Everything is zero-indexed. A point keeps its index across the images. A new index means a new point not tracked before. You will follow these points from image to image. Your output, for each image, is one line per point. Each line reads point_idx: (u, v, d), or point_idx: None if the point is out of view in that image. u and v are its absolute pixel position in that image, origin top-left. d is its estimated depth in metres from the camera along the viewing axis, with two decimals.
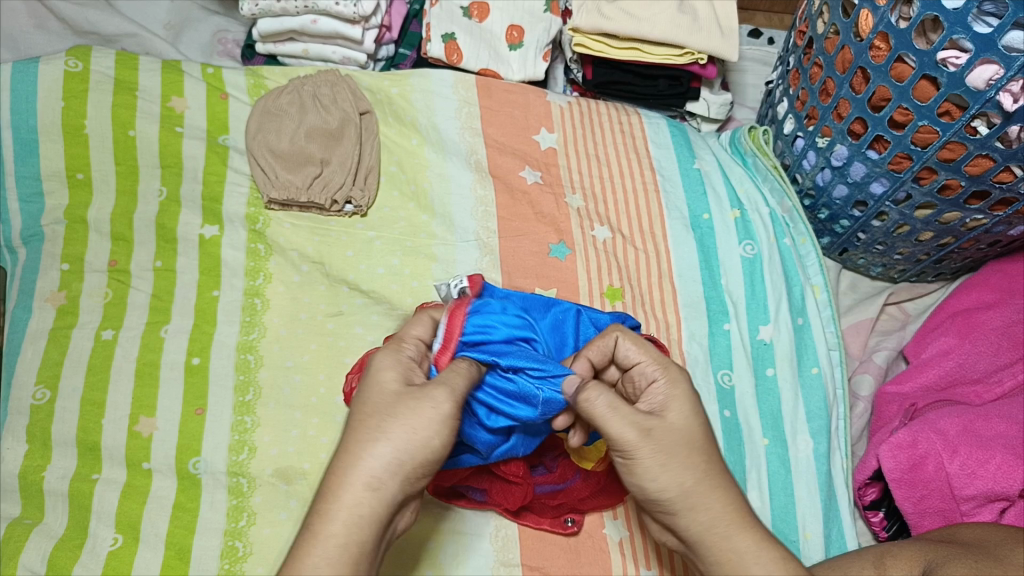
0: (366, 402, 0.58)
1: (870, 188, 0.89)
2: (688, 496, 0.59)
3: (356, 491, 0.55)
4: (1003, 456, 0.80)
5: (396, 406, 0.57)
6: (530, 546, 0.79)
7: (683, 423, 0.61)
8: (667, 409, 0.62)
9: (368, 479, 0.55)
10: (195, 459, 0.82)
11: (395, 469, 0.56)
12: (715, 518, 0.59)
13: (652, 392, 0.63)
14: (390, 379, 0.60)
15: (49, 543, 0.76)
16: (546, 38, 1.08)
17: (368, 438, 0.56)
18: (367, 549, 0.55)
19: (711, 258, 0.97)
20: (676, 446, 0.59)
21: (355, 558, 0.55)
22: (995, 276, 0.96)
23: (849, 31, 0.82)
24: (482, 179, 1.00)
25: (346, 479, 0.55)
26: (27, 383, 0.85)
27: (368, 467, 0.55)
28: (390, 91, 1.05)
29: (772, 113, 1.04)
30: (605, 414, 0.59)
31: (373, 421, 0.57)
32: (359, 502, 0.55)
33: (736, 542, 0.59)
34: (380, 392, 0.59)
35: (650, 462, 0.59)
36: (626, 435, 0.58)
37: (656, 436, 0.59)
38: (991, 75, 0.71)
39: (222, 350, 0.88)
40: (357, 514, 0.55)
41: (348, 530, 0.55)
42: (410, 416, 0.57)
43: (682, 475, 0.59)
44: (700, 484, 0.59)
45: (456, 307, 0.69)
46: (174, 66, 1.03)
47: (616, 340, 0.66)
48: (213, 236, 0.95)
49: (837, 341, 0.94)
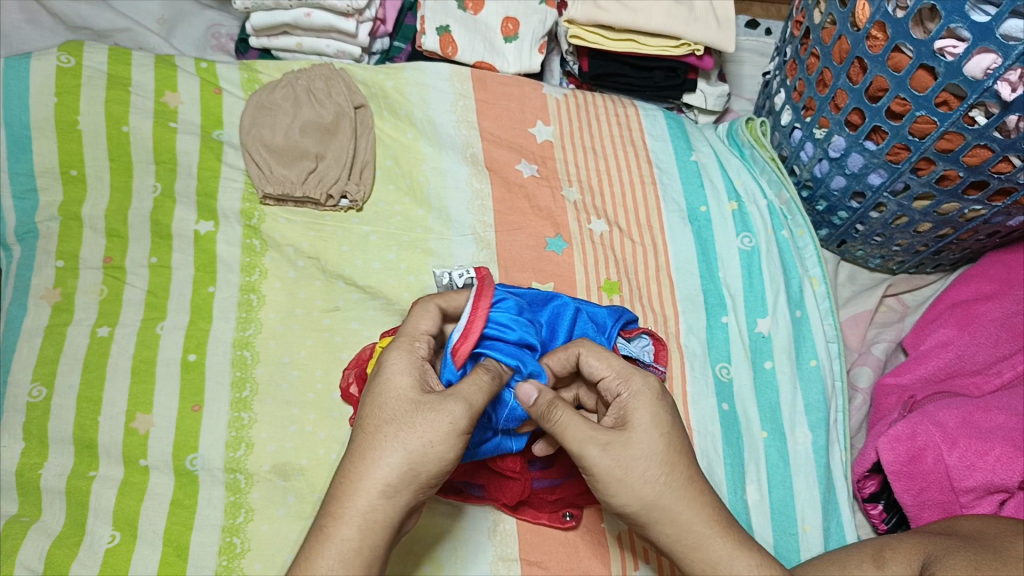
0: (381, 407, 0.59)
1: (867, 179, 0.88)
2: (650, 510, 0.60)
3: (371, 498, 0.57)
4: (1002, 447, 0.79)
5: (410, 416, 0.58)
6: (528, 540, 0.79)
7: (645, 438, 0.60)
8: (629, 422, 0.61)
9: (381, 487, 0.57)
10: (193, 456, 0.82)
11: (408, 479, 0.57)
12: (681, 531, 0.60)
13: (616, 405, 0.63)
14: (406, 385, 0.60)
15: (47, 541, 0.76)
16: (541, 30, 1.07)
17: (381, 447, 0.58)
18: (380, 551, 0.58)
19: (708, 250, 0.97)
20: (634, 462, 0.59)
21: (368, 560, 0.57)
22: (994, 267, 0.95)
23: (846, 21, 0.81)
24: (478, 173, 0.99)
25: (359, 485, 0.57)
26: (23, 380, 0.85)
27: (381, 476, 0.57)
28: (385, 85, 1.04)
29: (769, 105, 1.03)
30: (565, 430, 0.60)
31: (388, 430, 0.58)
32: (374, 509, 0.57)
33: (707, 552, 0.60)
34: (396, 397, 0.60)
35: (607, 477, 0.59)
36: (586, 450, 0.59)
37: (614, 450, 0.59)
38: (989, 64, 0.70)
39: (218, 346, 0.88)
40: (370, 520, 0.57)
41: (362, 534, 0.57)
42: (425, 429, 0.58)
43: (637, 492, 0.60)
44: (659, 500, 0.60)
45: (482, 291, 0.66)
46: (168, 61, 1.02)
47: (578, 355, 0.65)
48: (208, 231, 0.94)
49: (835, 333, 0.93)
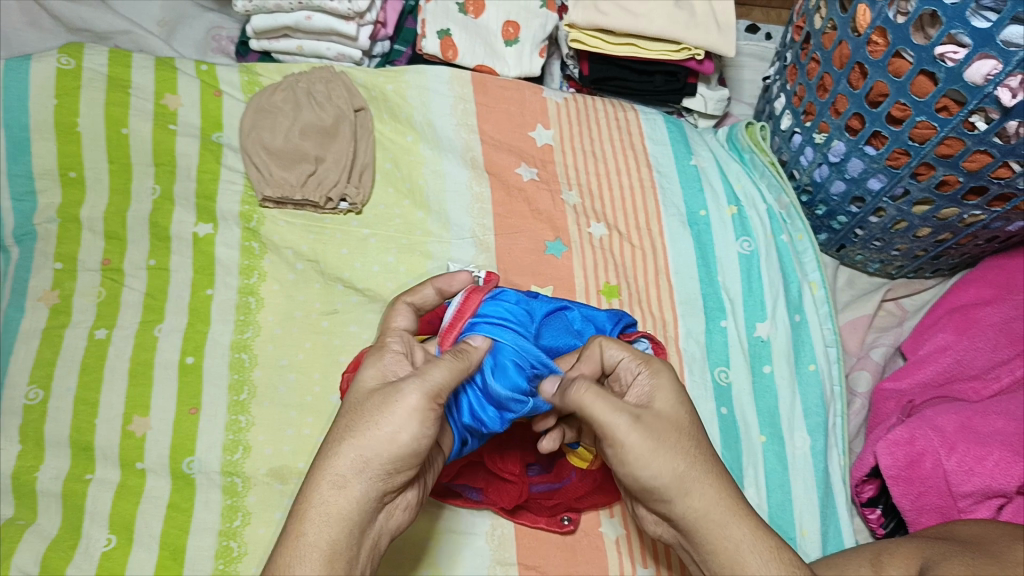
0: (345, 404, 0.60)
1: (867, 184, 0.89)
2: (683, 482, 0.59)
3: (324, 490, 0.56)
4: (1001, 451, 0.79)
5: (365, 405, 0.59)
6: (525, 544, 0.79)
7: (670, 409, 0.61)
8: (654, 400, 0.62)
9: (333, 478, 0.56)
10: (190, 459, 0.81)
11: (361, 466, 0.56)
12: (709, 505, 0.59)
13: (638, 385, 0.64)
14: (367, 379, 0.61)
15: (43, 544, 0.76)
16: (542, 34, 1.06)
17: (337, 439, 0.58)
18: (340, 547, 0.55)
19: (707, 254, 0.97)
20: (665, 431, 0.59)
21: (329, 556, 0.55)
22: (993, 272, 0.95)
23: (847, 26, 0.81)
24: (478, 176, 0.99)
25: (314, 478, 0.57)
26: (19, 383, 0.84)
27: (335, 465, 0.57)
28: (385, 88, 1.04)
29: (769, 109, 1.04)
30: (593, 402, 0.59)
31: (344, 421, 0.59)
32: (326, 501, 0.56)
33: (732, 529, 0.59)
34: (356, 390, 0.61)
35: (640, 449, 0.58)
36: (617, 421, 0.59)
37: (645, 421, 0.59)
38: (989, 70, 0.70)
39: (216, 349, 0.87)
40: (325, 513, 0.55)
41: (316, 529, 0.55)
42: (375, 412, 0.58)
43: (672, 460, 0.59)
44: (692, 469, 0.59)
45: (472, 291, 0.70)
46: (168, 63, 1.02)
47: (599, 343, 0.66)
48: (207, 234, 0.94)
49: (834, 337, 0.93)
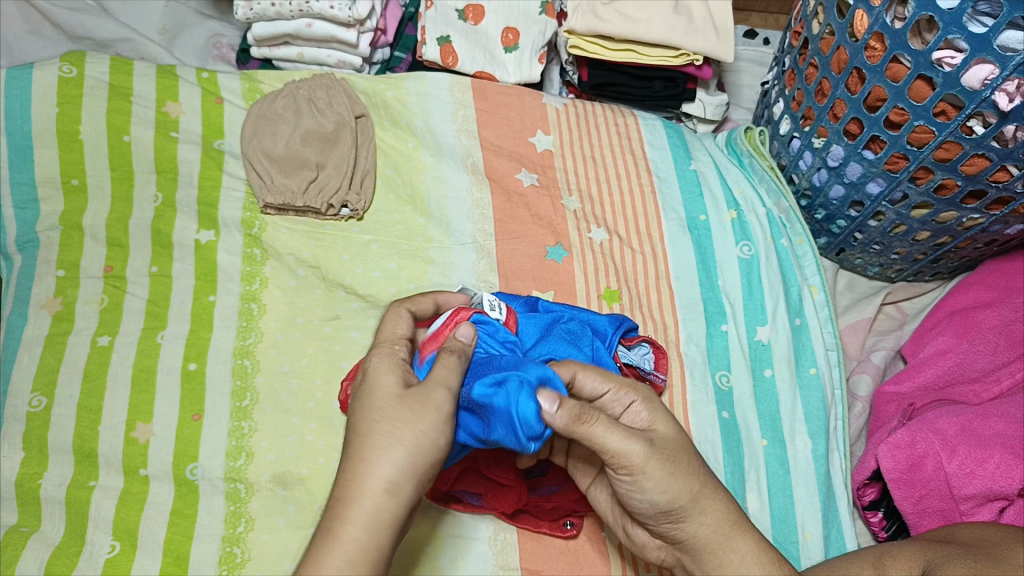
0: (372, 409, 0.56)
1: (866, 188, 0.89)
2: (699, 501, 0.59)
3: (376, 495, 0.53)
4: (1002, 455, 0.80)
5: (402, 409, 0.55)
6: (529, 549, 0.79)
7: (674, 432, 0.62)
8: (656, 423, 0.62)
9: (386, 483, 0.53)
10: (193, 465, 0.82)
11: (411, 471, 0.54)
12: (719, 521, 0.60)
13: (634, 415, 0.62)
14: (390, 381, 0.57)
15: (46, 551, 0.76)
16: (541, 40, 1.07)
17: (381, 444, 0.54)
18: (385, 553, 0.54)
19: (708, 258, 0.97)
20: (678, 453, 0.60)
21: (376, 561, 0.53)
22: (992, 275, 0.96)
23: (844, 31, 0.82)
24: (478, 182, 1.00)
25: (362, 486, 0.53)
26: (23, 390, 0.85)
27: (386, 472, 0.53)
28: (386, 94, 1.05)
29: (768, 114, 1.04)
30: (607, 433, 0.57)
31: (384, 426, 0.54)
32: (380, 507, 0.53)
33: (739, 543, 0.60)
34: (379, 395, 0.56)
35: (659, 474, 0.58)
36: (632, 449, 0.57)
37: (658, 446, 0.59)
38: (986, 75, 0.71)
39: (218, 355, 0.88)
40: (375, 518, 0.53)
41: (369, 534, 0.52)
42: (418, 417, 0.55)
43: (688, 483, 0.59)
44: (704, 488, 0.60)
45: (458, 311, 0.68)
46: (169, 71, 1.03)
47: (576, 374, 0.63)
48: (209, 240, 0.94)
49: (835, 340, 0.94)
